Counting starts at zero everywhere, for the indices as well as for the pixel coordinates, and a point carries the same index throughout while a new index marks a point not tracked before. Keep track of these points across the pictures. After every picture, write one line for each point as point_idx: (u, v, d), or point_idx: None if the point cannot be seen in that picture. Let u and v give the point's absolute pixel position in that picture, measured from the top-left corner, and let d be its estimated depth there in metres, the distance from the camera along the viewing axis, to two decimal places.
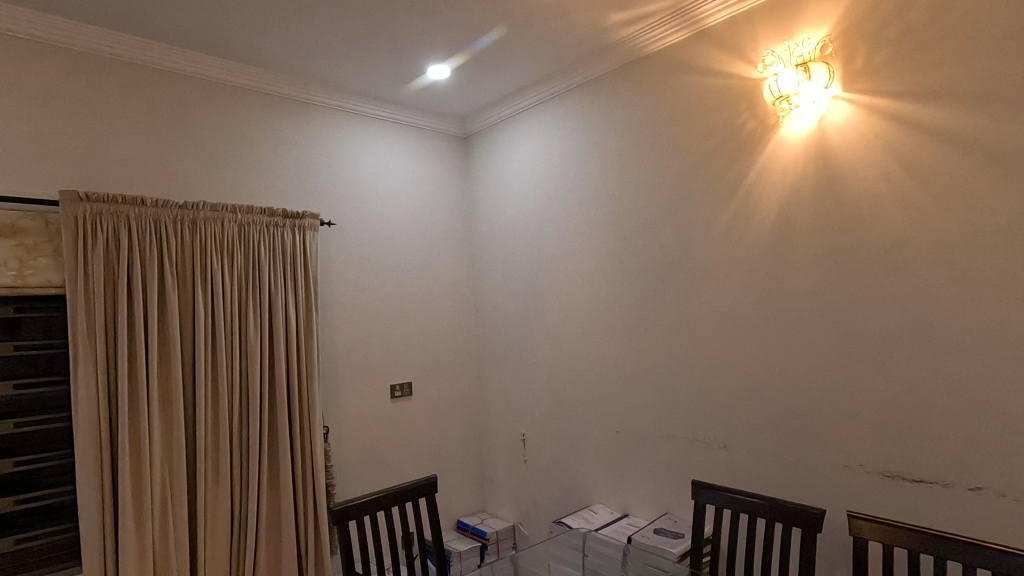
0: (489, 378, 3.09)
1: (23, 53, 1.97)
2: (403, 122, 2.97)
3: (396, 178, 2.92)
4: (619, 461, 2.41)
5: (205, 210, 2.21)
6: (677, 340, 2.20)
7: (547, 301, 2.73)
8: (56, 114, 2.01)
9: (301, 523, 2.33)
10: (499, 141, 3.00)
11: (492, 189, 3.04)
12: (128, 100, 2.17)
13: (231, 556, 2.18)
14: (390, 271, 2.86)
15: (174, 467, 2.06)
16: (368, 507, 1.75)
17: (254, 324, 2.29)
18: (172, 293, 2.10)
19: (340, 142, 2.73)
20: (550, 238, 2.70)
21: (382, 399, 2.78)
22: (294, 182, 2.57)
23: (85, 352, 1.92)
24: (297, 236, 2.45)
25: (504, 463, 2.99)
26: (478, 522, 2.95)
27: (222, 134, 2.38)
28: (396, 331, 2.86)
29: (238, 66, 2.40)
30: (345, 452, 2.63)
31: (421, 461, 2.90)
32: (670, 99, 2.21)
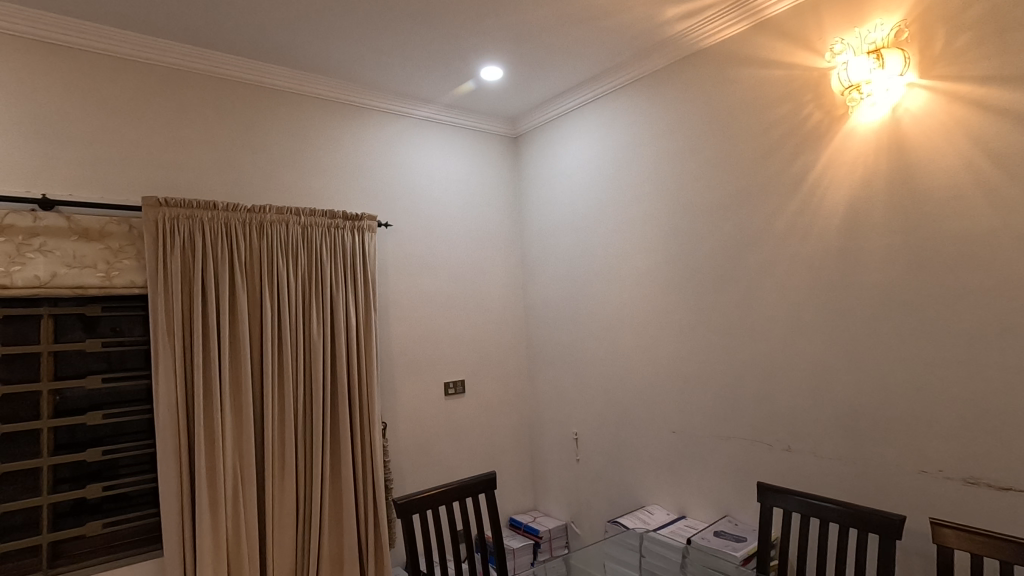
0: (540, 377, 3.10)
1: (107, 69, 2.11)
2: (455, 124, 3.02)
3: (449, 180, 2.97)
4: (675, 462, 2.38)
5: (272, 213, 2.31)
6: (736, 339, 2.15)
7: (600, 299, 2.71)
8: (135, 125, 2.15)
9: (362, 516, 2.40)
10: (550, 140, 3.01)
11: (543, 188, 3.05)
12: (199, 110, 2.28)
13: (298, 545, 2.26)
14: (444, 271, 2.91)
15: (245, 459, 2.16)
16: (430, 502, 1.78)
17: (317, 322, 2.38)
18: (242, 293, 2.20)
19: (395, 145, 2.80)
20: (604, 236, 2.69)
21: (436, 397, 2.83)
22: (353, 184, 2.65)
23: (166, 348, 2.04)
24: (356, 237, 2.53)
25: (556, 461, 2.99)
26: (530, 520, 2.96)
27: (285, 140, 2.48)
28: (450, 330, 2.90)
29: (300, 74, 2.50)
30: (401, 448, 2.69)
31: (474, 458, 2.93)
32: (729, 92, 2.17)
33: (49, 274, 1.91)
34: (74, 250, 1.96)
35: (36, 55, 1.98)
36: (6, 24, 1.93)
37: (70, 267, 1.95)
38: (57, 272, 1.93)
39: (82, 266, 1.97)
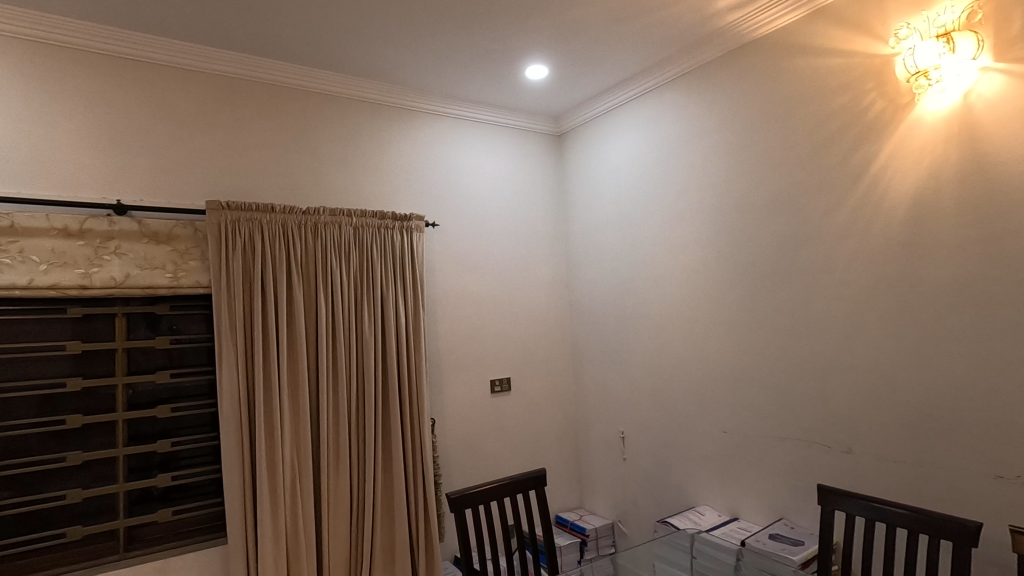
0: (586, 375, 3.09)
1: (172, 79, 2.22)
2: (500, 124, 3.04)
3: (494, 179, 2.99)
4: (727, 463, 2.33)
5: (326, 215, 2.38)
6: (792, 337, 2.09)
7: (648, 297, 2.68)
8: (198, 132, 2.25)
9: (413, 510, 2.45)
10: (595, 137, 2.99)
11: (588, 185, 3.04)
12: (256, 116, 2.38)
13: (351, 537, 2.33)
14: (490, 269, 2.93)
15: (302, 452, 2.24)
16: (482, 497, 1.80)
17: (370, 321, 2.44)
18: (298, 292, 2.28)
19: (442, 146, 2.84)
20: (651, 233, 2.65)
21: (483, 394, 2.86)
22: (401, 185, 2.70)
23: (229, 345, 2.13)
24: (405, 237, 2.58)
25: (602, 460, 2.98)
26: (576, 518, 2.95)
27: (336, 143, 2.55)
28: (496, 328, 2.93)
29: (350, 79, 2.56)
30: (449, 444, 2.73)
31: (520, 455, 2.95)
32: (783, 83, 2.11)
33: (124, 275, 2.03)
34: (145, 252, 2.08)
35: (108, 69, 2.11)
36: (82, 41, 2.05)
37: (141, 268, 2.07)
38: (130, 273, 2.05)
39: (152, 267, 2.08)
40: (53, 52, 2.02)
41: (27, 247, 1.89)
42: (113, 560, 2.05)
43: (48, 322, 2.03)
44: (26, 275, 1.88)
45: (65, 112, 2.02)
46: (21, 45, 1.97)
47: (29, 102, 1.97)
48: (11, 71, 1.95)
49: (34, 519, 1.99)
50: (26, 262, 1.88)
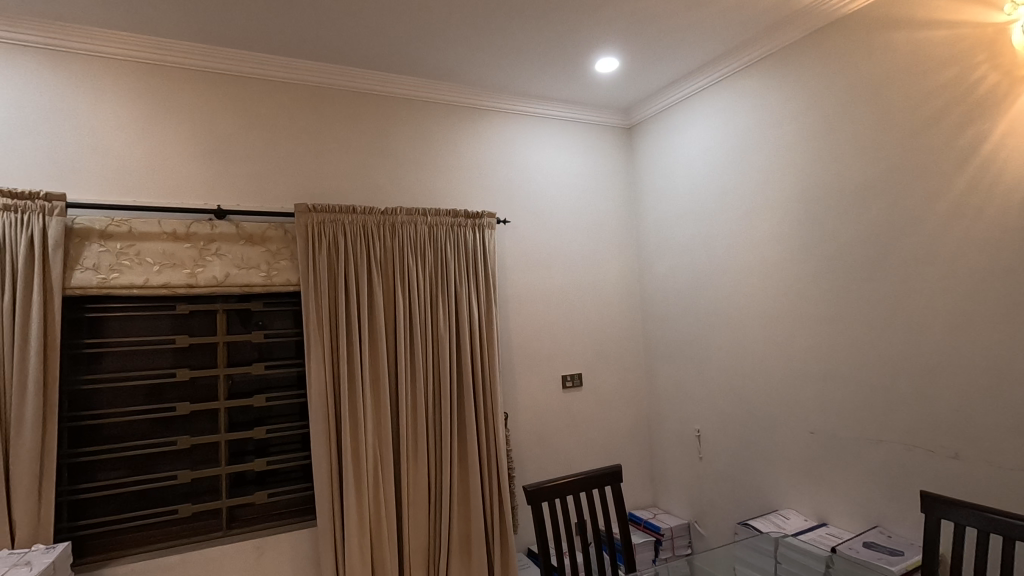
0: (659, 371, 3.03)
1: (262, 91, 2.37)
2: (569, 119, 3.03)
3: (563, 175, 2.99)
4: (814, 465, 2.21)
5: (402, 214, 2.47)
6: (888, 333, 1.95)
7: (725, 292, 2.58)
8: (285, 140, 2.40)
9: (489, 502, 2.50)
10: (668, 127, 2.92)
11: (661, 177, 2.97)
12: (337, 122, 2.50)
13: (429, 525, 2.41)
14: (560, 265, 2.93)
15: (383, 441, 2.34)
16: (557, 491, 1.80)
17: (444, 316, 2.51)
18: (377, 289, 2.38)
19: (512, 143, 2.87)
20: (728, 225, 2.56)
21: (555, 389, 2.87)
22: (473, 183, 2.75)
23: (316, 339, 2.26)
24: (477, 234, 2.63)
25: (677, 458, 2.91)
26: (650, 517, 2.90)
27: (411, 145, 2.64)
28: (567, 324, 2.93)
29: (423, 81, 2.63)
30: (522, 438, 2.77)
31: (592, 451, 2.94)
32: (877, 61, 1.97)
33: (224, 274, 2.20)
34: (242, 253, 2.25)
35: (206, 84, 2.28)
36: (185, 60, 2.24)
37: (239, 268, 2.23)
38: (230, 272, 2.22)
39: (248, 267, 2.25)
40: (160, 72, 2.21)
41: (143, 250, 2.09)
42: (217, 536, 2.23)
43: (159, 318, 2.23)
44: (142, 274, 2.08)
45: (171, 126, 2.21)
46: (134, 67, 2.18)
47: (141, 119, 2.17)
48: (126, 91, 2.16)
49: (151, 495, 2.20)
50: (142, 263, 2.08)
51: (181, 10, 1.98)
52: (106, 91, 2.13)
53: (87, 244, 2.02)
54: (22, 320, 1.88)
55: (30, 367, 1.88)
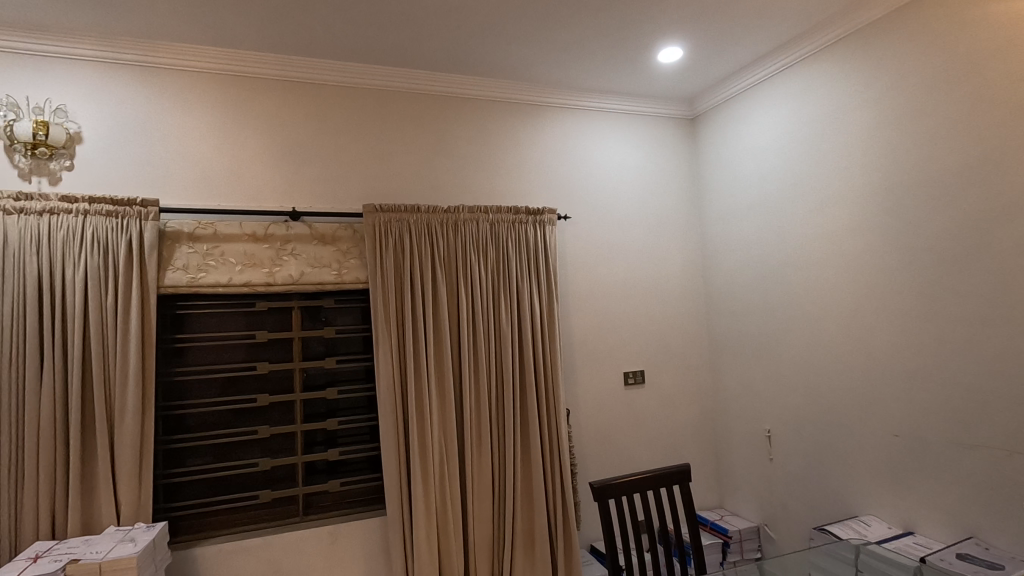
0: (726, 369, 2.94)
1: (331, 96, 2.47)
2: (630, 111, 2.98)
3: (624, 169, 2.94)
4: (899, 469, 2.09)
5: (465, 212, 2.52)
6: (987, 330, 1.81)
7: (798, 286, 2.48)
8: (353, 142, 2.48)
9: (551, 497, 2.51)
10: (734, 116, 2.82)
11: (727, 168, 2.87)
12: (402, 123, 2.56)
13: (494, 517, 2.45)
14: (622, 260, 2.90)
15: (448, 435, 2.40)
16: (625, 488, 1.78)
17: (507, 312, 2.53)
18: (441, 286, 2.43)
19: (572, 138, 2.85)
20: (801, 216, 2.45)
21: (617, 386, 2.84)
22: (533, 179, 2.76)
23: (385, 335, 2.34)
24: (539, 231, 2.64)
25: (745, 458, 2.82)
26: (717, 518, 2.82)
27: (473, 143, 2.67)
28: (629, 321, 2.89)
29: (485, 80, 2.66)
30: (583, 434, 2.76)
31: (656, 449, 2.89)
32: (972, 37, 1.83)
33: (299, 273, 2.32)
34: (315, 253, 2.35)
35: (280, 91, 2.40)
36: (261, 69, 2.36)
37: (313, 267, 2.34)
38: (305, 271, 2.33)
39: (321, 266, 2.35)
40: (239, 82, 2.34)
41: (226, 251, 2.23)
42: (295, 521, 2.35)
43: (240, 315, 2.37)
44: (226, 274, 2.22)
45: (249, 133, 2.34)
46: (216, 79, 2.31)
47: (223, 127, 2.31)
48: (209, 101, 2.30)
49: (236, 481, 2.35)
50: (226, 263, 2.22)
51: (258, 22, 2.09)
52: (192, 102, 2.27)
53: (178, 246, 2.17)
54: (123, 316, 2.04)
55: (130, 360, 2.04)
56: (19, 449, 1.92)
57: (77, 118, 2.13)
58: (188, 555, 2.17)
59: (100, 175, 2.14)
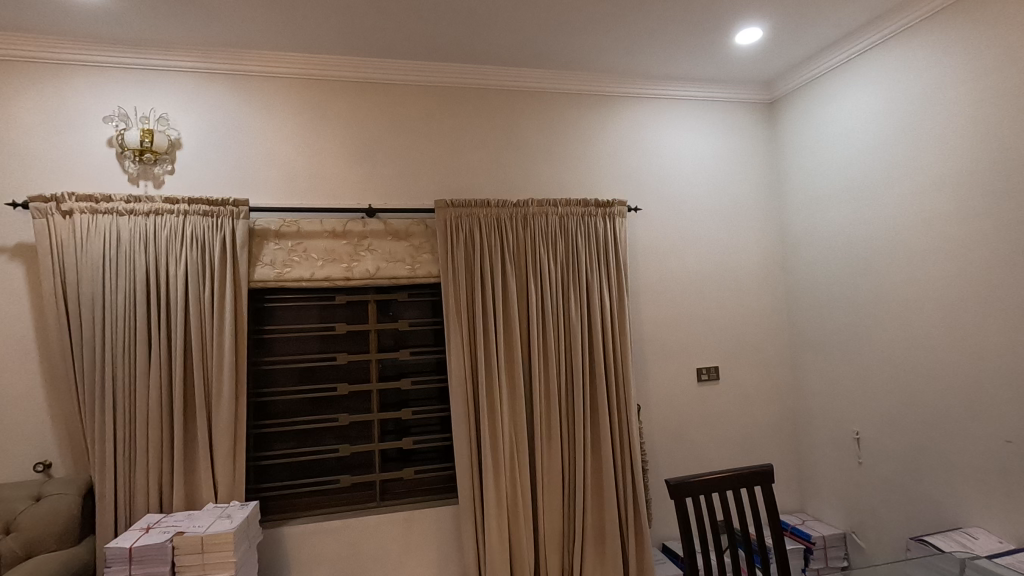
0: (808, 366, 2.78)
1: (404, 95, 2.53)
2: (703, 98, 2.87)
3: (697, 157, 2.84)
4: (1011, 479, 1.90)
5: (534, 206, 2.52)
6: None
7: (891, 279, 2.30)
8: (425, 140, 2.54)
9: (622, 493, 2.48)
10: (818, 98, 2.65)
11: (809, 154, 2.71)
12: (472, 120, 2.60)
13: (564, 511, 2.44)
14: (695, 252, 2.80)
15: (519, 427, 2.41)
16: (703, 487, 1.72)
17: (576, 306, 2.52)
18: (511, 280, 2.45)
19: (642, 127, 2.79)
20: (895, 203, 2.28)
21: (690, 381, 2.76)
22: (603, 171, 2.72)
23: (456, 328, 2.38)
24: (608, 223, 2.60)
25: (829, 461, 2.66)
26: (798, 523, 2.69)
27: (541, 136, 2.67)
28: (702, 315, 2.80)
29: (553, 72, 2.65)
30: (655, 431, 2.70)
31: (732, 449, 2.79)
32: None
33: (376, 267, 2.40)
34: (390, 248, 2.43)
35: (357, 92, 2.49)
36: (339, 73, 2.46)
37: (388, 262, 2.42)
38: (381, 266, 2.41)
39: (396, 261, 2.43)
40: (319, 85, 2.45)
41: (309, 247, 2.35)
42: (372, 506, 2.45)
43: (321, 308, 2.49)
44: (309, 269, 2.34)
45: (329, 134, 2.45)
46: (298, 83, 2.43)
47: (304, 129, 2.42)
48: (292, 105, 2.42)
49: (318, 465, 2.47)
50: (308, 259, 2.34)
51: (337, 27, 2.18)
52: (276, 107, 2.40)
53: (266, 243, 2.31)
54: (219, 310, 2.20)
55: (225, 350, 2.19)
56: (131, 429, 2.10)
57: (177, 126, 2.30)
58: (276, 533, 2.31)
59: (197, 178, 2.30)
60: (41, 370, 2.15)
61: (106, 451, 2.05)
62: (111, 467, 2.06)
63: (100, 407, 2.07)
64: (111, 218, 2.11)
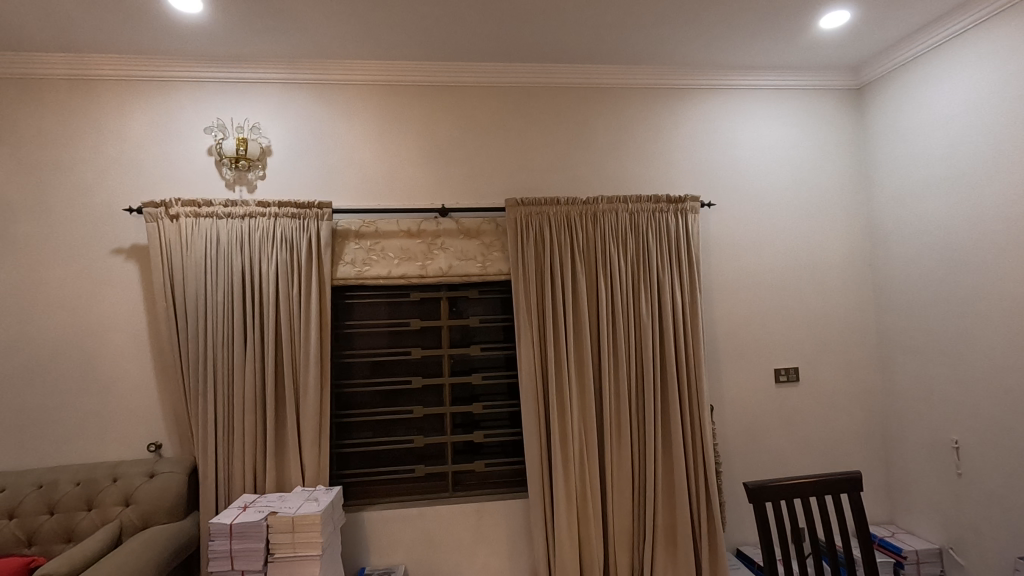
0: (899, 369, 2.61)
1: (476, 96, 2.59)
2: (782, 87, 2.75)
3: (776, 149, 2.72)
4: None
5: (604, 203, 2.50)
6: None
7: (996, 276, 2.12)
8: (496, 140, 2.59)
9: (694, 495, 2.43)
10: (912, 82, 2.47)
11: (901, 143, 2.53)
12: (541, 118, 2.61)
13: (634, 511, 2.43)
14: (772, 249, 2.69)
15: (588, 424, 2.42)
16: (784, 492, 1.66)
17: (647, 304, 2.48)
18: (581, 278, 2.45)
19: (716, 120, 2.70)
20: (999, 194, 2.09)
21: (767, 383, 2.66)
22: (674, 166, 2.66)
23: (526, 325, 2.41)
24: (680, 220, 2.55)
25: (923, 471, 2.49)
26: (887, 535, 2.54)
27: (611, 133, 2.65)
28: (781, 314, 2.68)
29: (624, 67, 2.62)
30: (730, 433, 2.62)
31: (812, 454, 2.67)
32: None
33: (448, 265, 2.48)
34: (462, 246, 2.50)
35: (430, 96, 2.56)
36: (413, 77, 2.54)
37: (460, 260, 2.49)
38: (453, 264, 2.48)
39: (468, 259, 2.49)
40: (395, 90, 2.55)
41: (386, 246, 2.45)
42: (445, 496, 2.54)
43: (397, 304, 2.60)
44: (386, 267, 2.44)
45: (404, 137, 2.54)
46: (376, 89, 2.54)
47: (382, 133, 2.53)
48: (370, 110, 2.53)
49: (394, 454, 2.59)
50: (386, 257, 2.44)
51: (413, 35, 2.26)
52: (356, 113, 2.52)
53: (347, 243, 2.44)
54: (306, 305, 2.34)
55: (312, 343, 2.33)
56: (229, 415, 2.28)
57: (268, 135, 2.47)
58: (356, 518, 2.44)
59: (285, 182, 2.46)
60: (152, 360, 2.38)
61: (208, 434, 2.24)
62: (212, 449, 2.24)
63: (203, 394, 2.26)
64: (212, 221, 2.30)
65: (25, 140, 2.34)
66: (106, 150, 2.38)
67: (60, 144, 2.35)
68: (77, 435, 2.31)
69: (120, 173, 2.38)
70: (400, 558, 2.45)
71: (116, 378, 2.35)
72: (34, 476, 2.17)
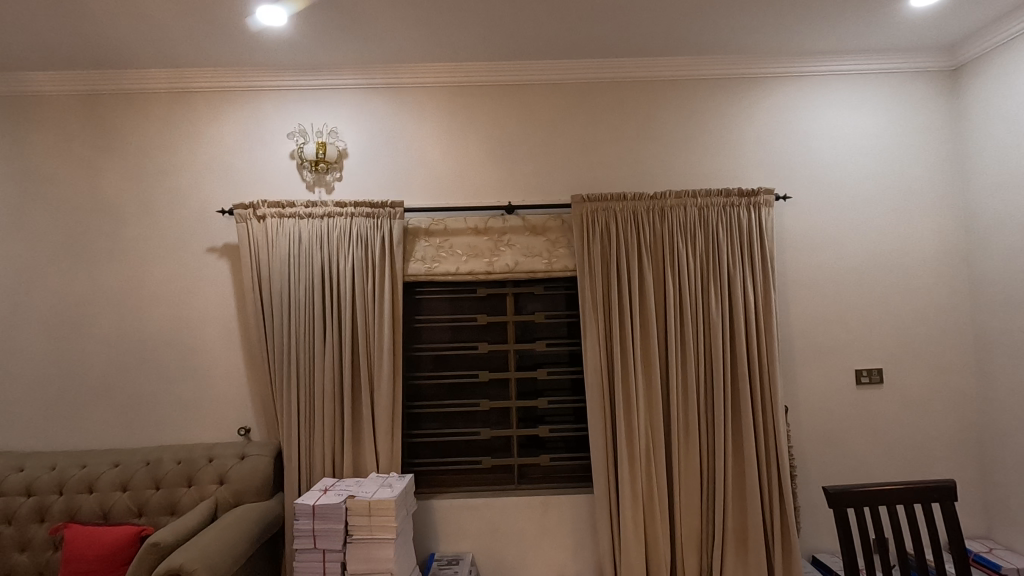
0: (998, 372, 2.41)
1: (541, 93, 2.61)
2: (866, 71, 2.59)
3: (857, 137, 2.58)
4: None
5: (671, 198, 2.46)
6: None
7: None
8: (561, 137, 2.60)
9: (766, 498, 2.35)
10: (1016, 61, 2.27)
11: (1003, 127, 2.33)
12: (607, 113, 2.60)
13: (702, 511, 2.38)
14: (854, 243, 2.55)
15: (654, 422, 2.39)
16: (867, 499, 1.59)
17: (717, 301, 2.42)
18: (647, 274, 2.42)
19: (792, 109, 2.59)
20: None
21: (847, 384, 2.53)
22: (747, 158, 2.58)
23: (591, 321, 2.42)
24: (753, 213, 2.46)
25: None
26: (983, 550, 2.36)
27: (679, 126, 2.59)
28: (863, 312, 2.54)
29: (693, 58, 2.56)
30: (805, 435, 2.52)
31: (897, 460, 2.51)
32: None
33: (515, 261, 2.50)
34: (528, 243, 2.52)
35: (497, 95, 2.61)
36: (480, 78, 2.59)
37: (527, 256, 2.51)
38: (519, 260, 2.51)
39: (533, 255, 2.51)
40: (463, 91, 2.61)
41: (455, 243, 2.53)
42: (511, 488, 2.59)
43: (465, 300, 2.67)
44: (454, 264, 2.51)
45: (472, 136, 2.60)
46: (444, 91, 2.61)
47: (450, 133, 2.60)
48: (439, 112, 2.60)
49: (461, 446, 2.66)
50: (454, 254, 2.51)
51: (481, 36, 2.31)
52: (425, 114, 2.60)
53: (417, 241, 2.54)
54: (380, 300, 2.45)
55: (385, 337, 2.44)
56: (311, 403, 2.43)
57: (344, 138, 2.60)
58: (427, 505, 2.54)
59: (360, 183, 2.58)
60: (241, 351, 2.57)
61: (291, 420, 2.40)
62: (296, 435, 2.40)
63: (287, 383, 2.42)
64: (294, 221, 2.45)
65: (133, 149, 2.58)
66: (201, 157, 2.58)
67: (161, 152, 2.58)
68: (178, 418, 2.54)
69: (213, 178, 2.58)
70: (468, 546, 2.52)
71: (210, 367, 2.56)
72: (142, 453, 2.40)
